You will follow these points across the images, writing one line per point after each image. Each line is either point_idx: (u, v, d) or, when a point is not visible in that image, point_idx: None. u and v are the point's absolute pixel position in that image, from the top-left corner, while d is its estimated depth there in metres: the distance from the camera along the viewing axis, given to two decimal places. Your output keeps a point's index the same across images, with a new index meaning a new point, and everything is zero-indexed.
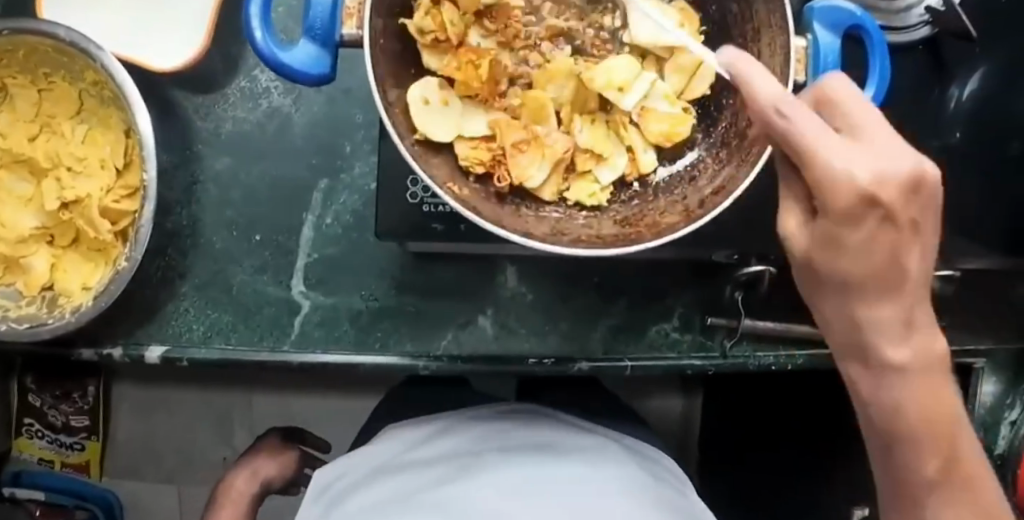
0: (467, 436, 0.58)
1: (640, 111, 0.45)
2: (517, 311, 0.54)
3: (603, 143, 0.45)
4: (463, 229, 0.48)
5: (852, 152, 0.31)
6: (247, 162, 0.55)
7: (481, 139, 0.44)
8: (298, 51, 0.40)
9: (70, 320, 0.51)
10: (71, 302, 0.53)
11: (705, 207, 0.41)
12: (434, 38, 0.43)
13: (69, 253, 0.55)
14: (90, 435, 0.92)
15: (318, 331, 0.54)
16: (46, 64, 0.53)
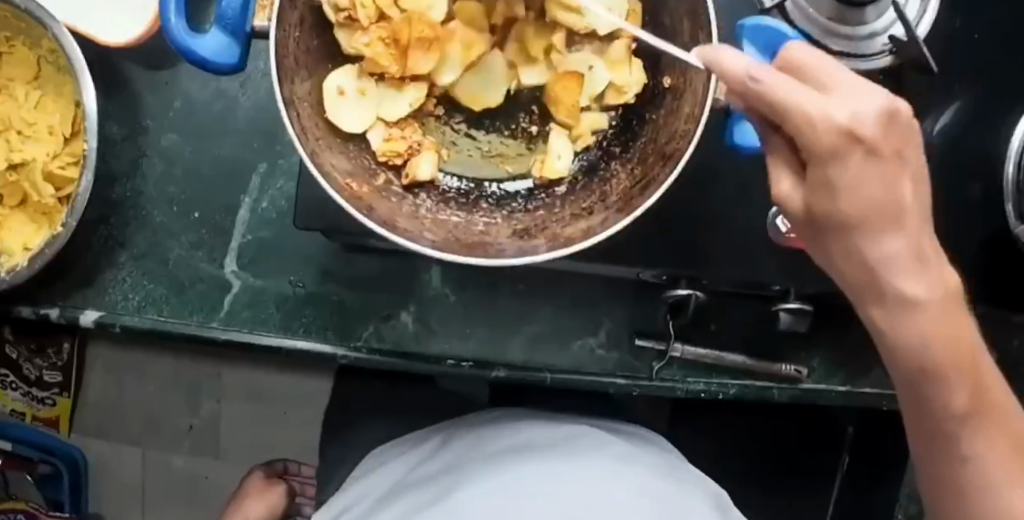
0: (466, 448, 0.53)
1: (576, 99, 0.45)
2: (440, 311, 0.54)
3: None
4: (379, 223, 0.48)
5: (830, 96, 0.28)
6: (192, 140, 0.56)
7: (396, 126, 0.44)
8: (207, 40, 0.40)
9: (6, 279, 0.53)
10: (11, 262, 0.55)
11: (604, 224, 0.40)
12: (348, 16, 0.41)
13: (16, 213, 0.56)
14: (61, 391, 0.93)
15: (246, 311, 0.55)
16: (7, 28, 0.54)
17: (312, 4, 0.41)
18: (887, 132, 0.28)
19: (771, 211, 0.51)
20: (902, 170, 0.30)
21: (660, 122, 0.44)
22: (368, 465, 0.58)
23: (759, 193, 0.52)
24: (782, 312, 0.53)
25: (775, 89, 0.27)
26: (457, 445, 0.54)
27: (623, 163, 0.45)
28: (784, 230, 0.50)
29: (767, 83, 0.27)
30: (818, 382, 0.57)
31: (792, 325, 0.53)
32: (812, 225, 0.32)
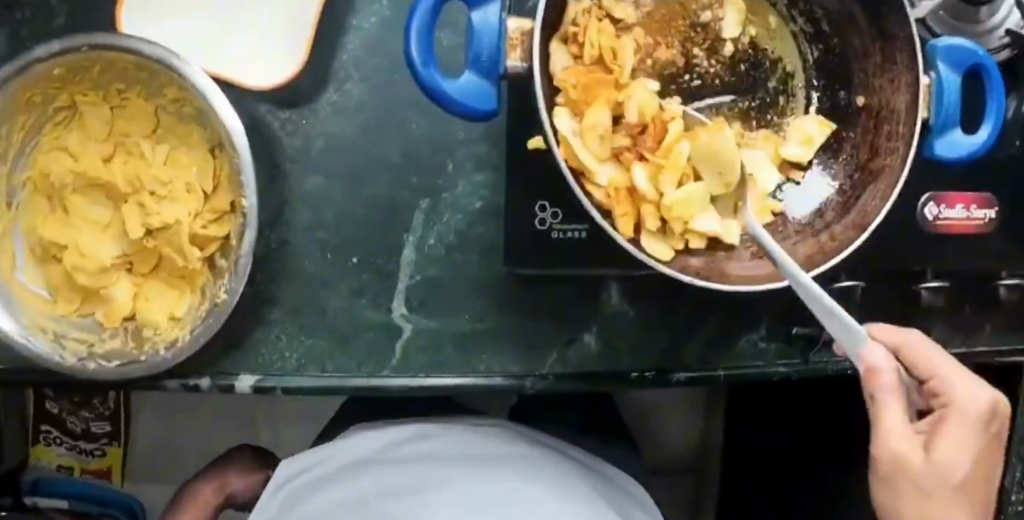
0: (462, 440, 0.57)
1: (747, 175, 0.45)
2: (619, 326, 0.55)
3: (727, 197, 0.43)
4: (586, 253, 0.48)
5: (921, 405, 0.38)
6: (342, 181, 0.52)
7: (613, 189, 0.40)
8: (457, 83, 0.39)
9: (169, 357, 0.48)
10: (161, 335, 0.50)
11: (841, 241, 0.43)
12: (576, 51, 0.41)
13: (151, 280, 0.52)
14: (111, 440, 0.88)
15: (421, 355, 0.53)
16: (121, 80, 0.49)
17: (551, 33, 0.40)
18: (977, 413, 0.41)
19: (920, 201, 0.55)
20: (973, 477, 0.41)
21: (858, 141, 0.47)
22: (352, 437, 0.60)
23: (908, 188, 0.55)
24: (922, 290, 0.58)
25: (885, 420, 0.38)
26: (453, 434, 0.58)
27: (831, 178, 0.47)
28: (931, 218, 0.55)
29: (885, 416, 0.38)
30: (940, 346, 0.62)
31: (930, 301, 0.58)
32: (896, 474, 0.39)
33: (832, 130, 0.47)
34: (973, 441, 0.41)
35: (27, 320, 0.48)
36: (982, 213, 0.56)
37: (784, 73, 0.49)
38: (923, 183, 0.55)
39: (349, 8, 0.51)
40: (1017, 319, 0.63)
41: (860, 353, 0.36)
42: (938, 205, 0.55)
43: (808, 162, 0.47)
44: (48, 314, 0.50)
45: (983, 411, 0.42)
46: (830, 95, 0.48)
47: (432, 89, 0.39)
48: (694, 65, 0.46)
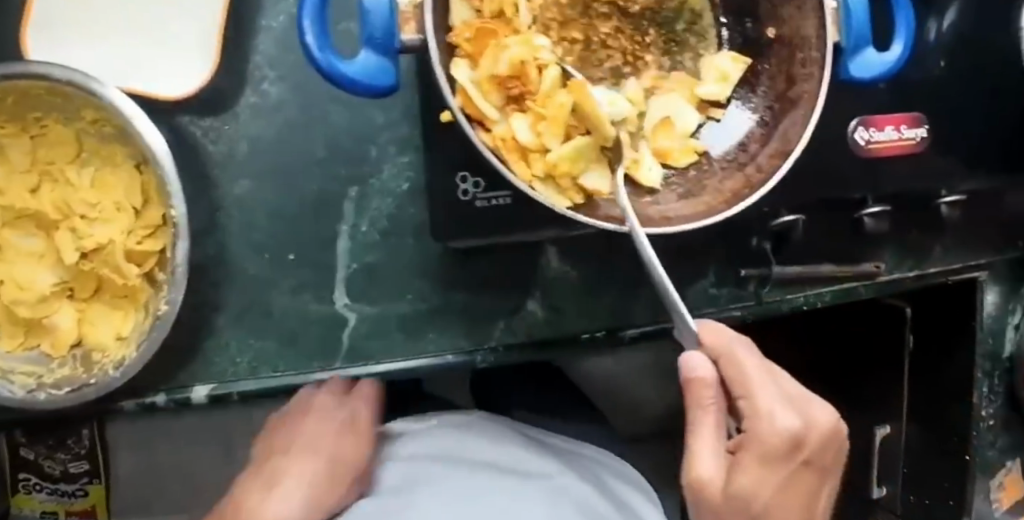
0: (471, 433, 0.63)
1: (663, 122, 0.46)
2: (563, 290, 0.55)
3: (631, 148, 0.44)
4: (516, 217, 0.49)
5: (784, 407, 0.38)
6: (271, 180, 0.53)
7: (513, 137, 0.41)
8: (356, 62, 0.39)
9: (117, 377, 0.48)
10: (109, 357, 0.50)
11: (766, 172, 0.43)
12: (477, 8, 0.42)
13: (94, 303, 0.52)
14: (92, 478, 0.87)
15: (370, 342, 0.54)
16: (37, 108, 0.49)
17: None
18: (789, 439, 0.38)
19: (849, 127, 0.55)
20: (812, 497, 0.42)
21: (773, 73, 0.47)
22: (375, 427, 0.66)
23: (833, 118, 0.55)
24: (864, 218, 0.58)
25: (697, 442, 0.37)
26: (469, 426, 0.64)
27: (752, 112, 0.47)
28: (863, 143, 0.56)
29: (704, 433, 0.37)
30: (891, 272, 0.63)
31: (875, 227, 0.59)
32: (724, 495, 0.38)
33: (746, 65, 0.47)
34: (783, 471, 0.39)
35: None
36: (912, 133, 0.57)
37: (692, 12, 0.48)
38: (848, 110, 0.56)
39: (257, 8, 0.51)
40: (964, 235, 0.63)
41: (683, 357, 0.37)
42: (867, 129, 0.56)
43: (727, 99, 0.47)
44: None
45: (788, 438, 0.38)
46: (740, 29, 0.48)
47: (329, 72, 0.39)
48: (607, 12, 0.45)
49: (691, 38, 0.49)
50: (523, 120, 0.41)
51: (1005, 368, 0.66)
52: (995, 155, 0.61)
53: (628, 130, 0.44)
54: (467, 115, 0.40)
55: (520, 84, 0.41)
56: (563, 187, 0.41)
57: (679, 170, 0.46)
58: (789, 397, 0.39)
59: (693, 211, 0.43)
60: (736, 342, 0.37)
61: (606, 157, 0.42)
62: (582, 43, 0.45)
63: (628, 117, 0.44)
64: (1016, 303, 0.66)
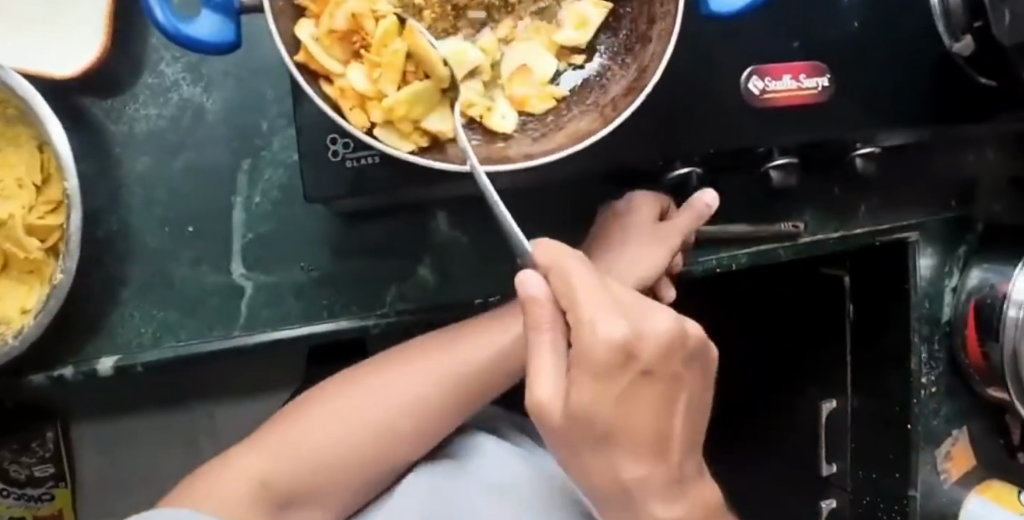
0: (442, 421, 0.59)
1: (520, 69, 0.46)
2: (459, 253, 0.54)
3: (483, 96, 0.44)
4: (395, 166, 0.47)
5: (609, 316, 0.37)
6: (170, 155, 0.53)
7: (353, 88, 0.41)
8: (200, 23, 0.40)
9: (15, 344, 0.49)
10: (11, 328, 0.52)
11: (619, 109, 0.44)
12: None
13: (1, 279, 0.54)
14: (58, 482, 0.87)
15: (266, 310, 0.52)
16: None
17: None
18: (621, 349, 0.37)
19: (742, 77, 0.54)
20: (670, 410, 0.41)
21: (634, 14, 0.47)
22: None
23: (721, 68, 0.54)
24: (771, 171, 0.57)
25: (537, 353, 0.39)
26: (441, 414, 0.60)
27: (609, 58, 0.47)
28: (758, 93, 0.54)
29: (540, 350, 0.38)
30: (814, 233, 0.61)
31: (783, 180, 0.58)
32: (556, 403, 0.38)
33: (609, 9, 0.47)
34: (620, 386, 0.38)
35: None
36: (813, 82, 0.55)
37: None
38: (742, 60, 0.54)
39: None
40: (888, 193, 0.62)
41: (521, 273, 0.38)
42: (762, 78, 0.54)
43: (587, 45, 0.47)
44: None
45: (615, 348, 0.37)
46: None
47: (174, 34, 0.39)
48: None
49: None
50: (364, 71, 0.42)
51: (945, 332, 0.65)
52: (922, 106, 0.58)
53: (481, 79, 0.44)
54: (306, 69, 0.40)
55: (360, 37, 0.42)
56: (407, 132, 0.42)
57: (538, 117, 0.46)
58: (620, 308, 0.38)
59: (545, 149, 0.43)
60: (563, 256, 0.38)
61: (451, 101, 0.43)
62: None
63: (481, 66, 0.44)
64: (952, 265, 0.64)
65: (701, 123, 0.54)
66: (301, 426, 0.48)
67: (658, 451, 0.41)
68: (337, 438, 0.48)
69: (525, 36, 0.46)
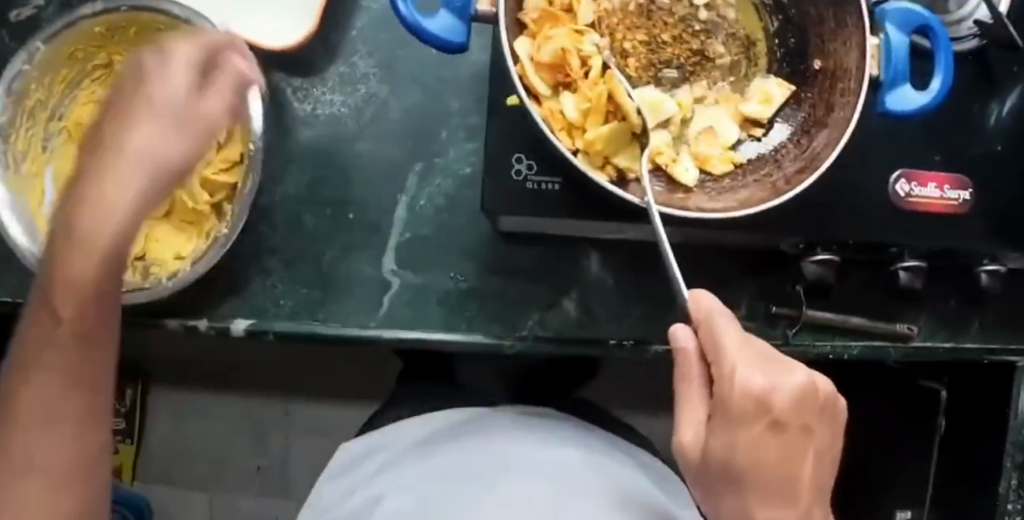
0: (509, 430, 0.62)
1: (704, 130, 0.49)
2: (601, 295, 0.56)
3: (671, 147, 0.48)
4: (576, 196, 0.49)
5: (751, 365, 0.39)
6: (345, 142, 0.56)
7: (561, 110, 0.44)
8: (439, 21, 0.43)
9: (174, 284, 0.52)
10: (166, 271, 0.55)
11: (791, 184, 0.46)
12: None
13: (163, 224, 0.57)
14: (124, 438, 0.90)
15: (406, 309, 0.55)
16: (154, 41, 0.57)
17: None
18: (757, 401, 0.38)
19: (891, 178, 0.57)
20: (804, 464, 0.41)
21: (814, 100, 0.50)
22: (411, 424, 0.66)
23: (871, 168, 0.57)
24: (899, 271, 0.59)
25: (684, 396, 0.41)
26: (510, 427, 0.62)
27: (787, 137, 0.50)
28: (903, 195, 0.56)
29: (689, 394, 0.41)
30: (925, 340, 0.62)
31: (909, 283, 0.58)
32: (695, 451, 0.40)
33: (790, 91, 0.50)
34: (757, 437, 0.39)
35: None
36: (955, 194, 0.57)
37: (748, 40, 0.51)
38: (890, 163, 0.57)
39: None
40: (1006, 316, 0.63)
41: (672, 330, 0.42)
42: (910, 183, 0.57)
43: (768, 121, 0.50)
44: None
45: (753, 397, 0.38)
46: (792, 61, 0.51)
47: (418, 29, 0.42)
48: (668, 30, 0.49)
49: (742, 62, 0.51)
50: (571, 99, 0.44)
51: None
52: None
53: (670, 132, 0.48)
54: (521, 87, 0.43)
55: (569, 69, 0.44)
56: (600, 162, 0.44)
57: (715, 177, 0.48)
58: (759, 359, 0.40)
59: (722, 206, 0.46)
60: (719, 313, 0.41)
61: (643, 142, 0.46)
62: (645, 45, 0.49)
63: (672, 119, 0.48)
64: None
65: (841, 212, 0.55)
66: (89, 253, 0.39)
67: (793, 504, 0.41)
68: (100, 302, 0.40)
69: (713, 102, 0.50)
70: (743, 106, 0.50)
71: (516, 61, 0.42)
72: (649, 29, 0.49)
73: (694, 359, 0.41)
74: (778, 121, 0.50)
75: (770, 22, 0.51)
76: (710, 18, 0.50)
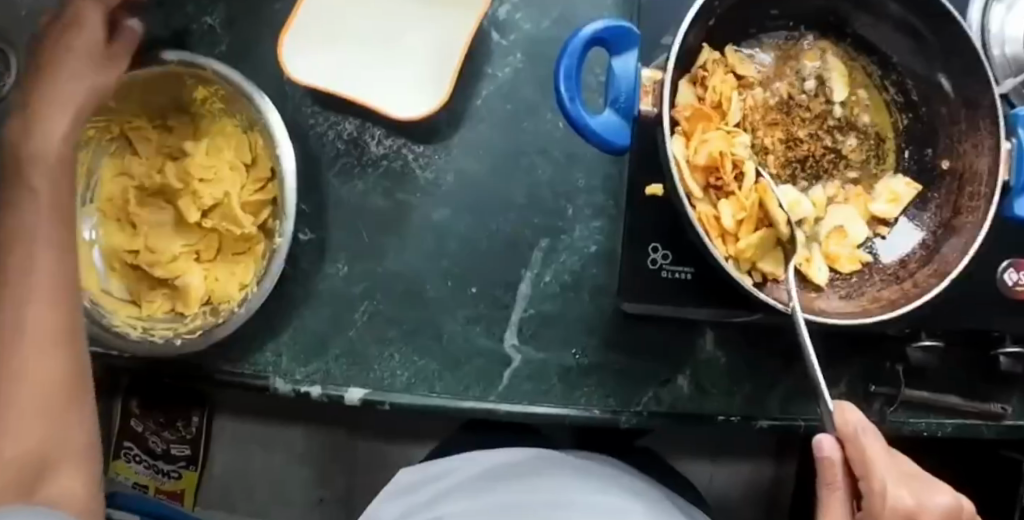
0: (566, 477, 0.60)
1: (836, 230, 0.52)
2: (713, 374, 0.57)
3: (805, 248, 0.50)
4: (714, 287, 0.50)
5: (898, 482, 0.40)
6: (469, 214, 0.56)
7: (714, 212, 0.45)
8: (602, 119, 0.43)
9: (242, 313, 0.54)
10: (233, 301, 0.57)
11: (920, 287, 0.48)
12: (699, 96, 0.47)
13: (217, 263, 0.60)
14: (189, 464, 0.91)
15: (527, 384, 0.55)
16: (155, 99, 0.59)
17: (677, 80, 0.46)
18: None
19: (1000, 268, 0.57)
20: None
21: (941, 201, 0.52)
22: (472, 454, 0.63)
23: (985, 258, 0.57)
24: (1001, 356, 0.60)
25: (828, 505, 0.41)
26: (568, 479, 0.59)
27: (921, 234, 0.52)
28: (1010, 283, 0.57)
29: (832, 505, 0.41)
30: (1019, 418, 0.62)
31: (1011, 368, 0.59)
32: None
33: (917, 190, 0.53)
34: None
35: (117, 320, 0.57)
36: None
37: (878, 137, 0.54)
38: (1000, 252, 0.58)
39: (488, 59, 0.56)
40: None
41: (814, 439, 0.41)
42: (1018, 272, 0.57)
43: (894, 219, 0.53)
44: (135, 314, 0.59)
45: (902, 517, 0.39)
46: (919, 158, 0.53)
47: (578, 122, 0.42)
48: (805, 127, 0.52)
49: (871, 159, 0.54)
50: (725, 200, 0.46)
51: None
52: None
53: (805, 231, 0.50)
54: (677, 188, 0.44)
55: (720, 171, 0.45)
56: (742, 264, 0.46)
57: (842, 275, 0.51)
58: (903, 476, 0.41)
59: (859, 309, 0.48)
60: (865, 429, 0.40)
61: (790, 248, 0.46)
62: (784, 142, 0.51)
63: (808, 218, 0.50)
64: None
65: (949, 299, 0.56)
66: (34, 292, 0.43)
67: None
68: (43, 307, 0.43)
69: (844, 201, 0.52)
70: (871, 205, 0.53)
71: (675, 161, 0.43)
72: (787, 127, 0.51)
73: (838, 471, 0.41)
74: (904, 219, 0.53)
75: (899, 119, 0.54)
76: (843, 115, 0.53)
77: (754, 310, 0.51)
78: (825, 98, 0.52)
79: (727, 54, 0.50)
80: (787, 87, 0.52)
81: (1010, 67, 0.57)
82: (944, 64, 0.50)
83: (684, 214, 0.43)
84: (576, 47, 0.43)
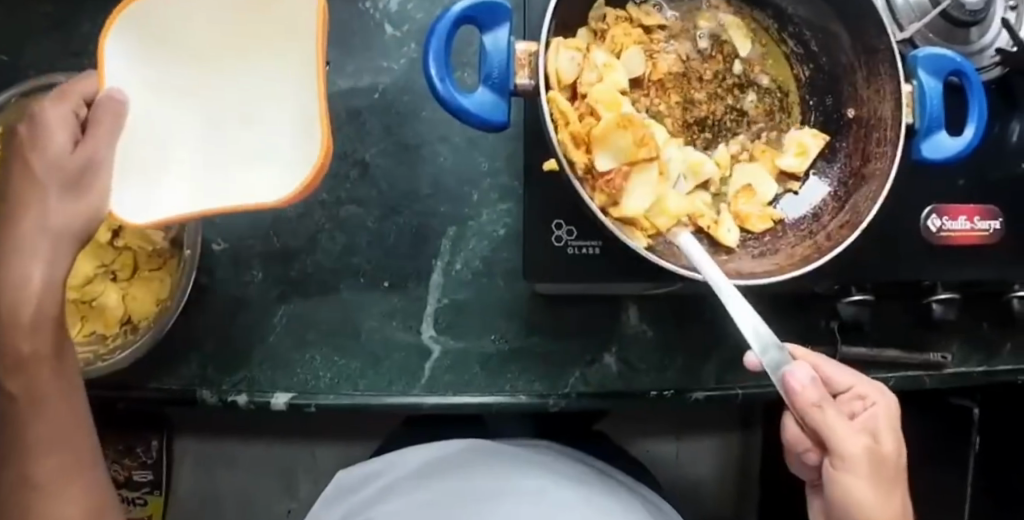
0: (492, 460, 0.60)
1: (744, 188, 0.51)
2: (640, 348, 0.57)
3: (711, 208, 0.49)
4: (622, 256, 0.50)
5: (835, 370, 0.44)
6: (377, 208, 0.55)
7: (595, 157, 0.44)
8: (477, 98, 0.42)
9: (157, 328, 0.51)
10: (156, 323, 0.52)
11: (835, 240, 0.47)
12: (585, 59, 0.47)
13: (136, 283, 0.53)
14: (153, 489, 0.87)
15: (448, 375, 0.55)
16: None
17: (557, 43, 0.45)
18: (866, 397, 0.44)
19: (922, 214, 0.57)
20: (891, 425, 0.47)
21: (850, 150, 0.51)
22: (403, 450, 0.64)
23: (902, 207, 0.57)
24: (933, 303, 0.58)
25: (829, 422, 0.40)
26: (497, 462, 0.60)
27: (832, 185, 0.51)
28: (935, 230, 0.56)
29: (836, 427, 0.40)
30: (959, 365, 0.62)
31: (943, 314, 0.58)
32: (872, 462, 0.41)
33: (826, 140, 0.52)
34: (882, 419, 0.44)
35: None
36: (986, 224, 0.57)
37: (782, 91, 0.53)
38: (922, 199, 0.57)
39: (380, 49, 0.55)
40: None
41: (787, 375, 0.39)
42: (940, 217, 0.56)
43: (804, 173, 0.52)
44: None
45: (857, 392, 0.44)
46: (823, 109, 0.53)
47: (449, 101, 0.42)
48: (703, 85, 0.51)
49: (778, 113, 0.53)
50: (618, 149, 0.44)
51: None
52: None
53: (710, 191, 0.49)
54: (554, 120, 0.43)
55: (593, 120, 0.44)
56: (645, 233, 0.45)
57: (756, 234, 0.50)
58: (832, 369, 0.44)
59: (772, 267, 0.47)
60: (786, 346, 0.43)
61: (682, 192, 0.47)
62: (681, 104, 0.50)
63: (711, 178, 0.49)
64: None
65: (872, 250, 0.56)
66: (53, 409, 0.42)
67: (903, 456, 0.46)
68: (53, 409, 0.42)
69: (751, 159, 0.51)
70: (781, 160, 0.51)
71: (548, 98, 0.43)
72: (686, 89, 0.50)
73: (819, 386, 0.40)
74: (813, 174, 0.52)
75: (801, 70, 0.53)
76: (742, 70, 0.52)
77: (664, 277, 0.50)
78: (724, 54, 0.52)
79: (615, 18, 0.49)
80: (684, 47, 0.51)
81: (913, 13, 0.56)
82: (834, 12, 0.49)
83: (570, 180, 0.42)
84: (445, 26, 0.42)
